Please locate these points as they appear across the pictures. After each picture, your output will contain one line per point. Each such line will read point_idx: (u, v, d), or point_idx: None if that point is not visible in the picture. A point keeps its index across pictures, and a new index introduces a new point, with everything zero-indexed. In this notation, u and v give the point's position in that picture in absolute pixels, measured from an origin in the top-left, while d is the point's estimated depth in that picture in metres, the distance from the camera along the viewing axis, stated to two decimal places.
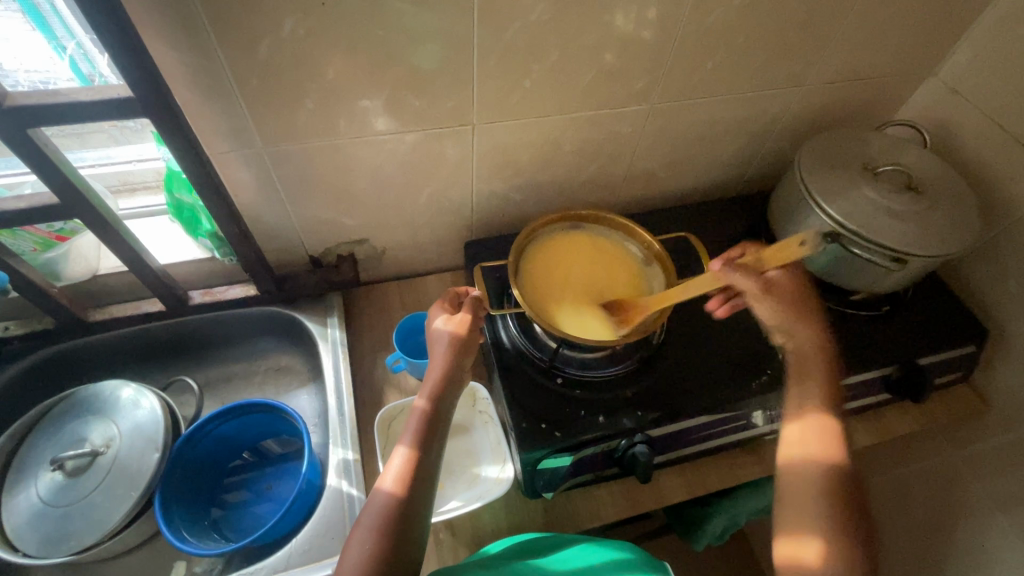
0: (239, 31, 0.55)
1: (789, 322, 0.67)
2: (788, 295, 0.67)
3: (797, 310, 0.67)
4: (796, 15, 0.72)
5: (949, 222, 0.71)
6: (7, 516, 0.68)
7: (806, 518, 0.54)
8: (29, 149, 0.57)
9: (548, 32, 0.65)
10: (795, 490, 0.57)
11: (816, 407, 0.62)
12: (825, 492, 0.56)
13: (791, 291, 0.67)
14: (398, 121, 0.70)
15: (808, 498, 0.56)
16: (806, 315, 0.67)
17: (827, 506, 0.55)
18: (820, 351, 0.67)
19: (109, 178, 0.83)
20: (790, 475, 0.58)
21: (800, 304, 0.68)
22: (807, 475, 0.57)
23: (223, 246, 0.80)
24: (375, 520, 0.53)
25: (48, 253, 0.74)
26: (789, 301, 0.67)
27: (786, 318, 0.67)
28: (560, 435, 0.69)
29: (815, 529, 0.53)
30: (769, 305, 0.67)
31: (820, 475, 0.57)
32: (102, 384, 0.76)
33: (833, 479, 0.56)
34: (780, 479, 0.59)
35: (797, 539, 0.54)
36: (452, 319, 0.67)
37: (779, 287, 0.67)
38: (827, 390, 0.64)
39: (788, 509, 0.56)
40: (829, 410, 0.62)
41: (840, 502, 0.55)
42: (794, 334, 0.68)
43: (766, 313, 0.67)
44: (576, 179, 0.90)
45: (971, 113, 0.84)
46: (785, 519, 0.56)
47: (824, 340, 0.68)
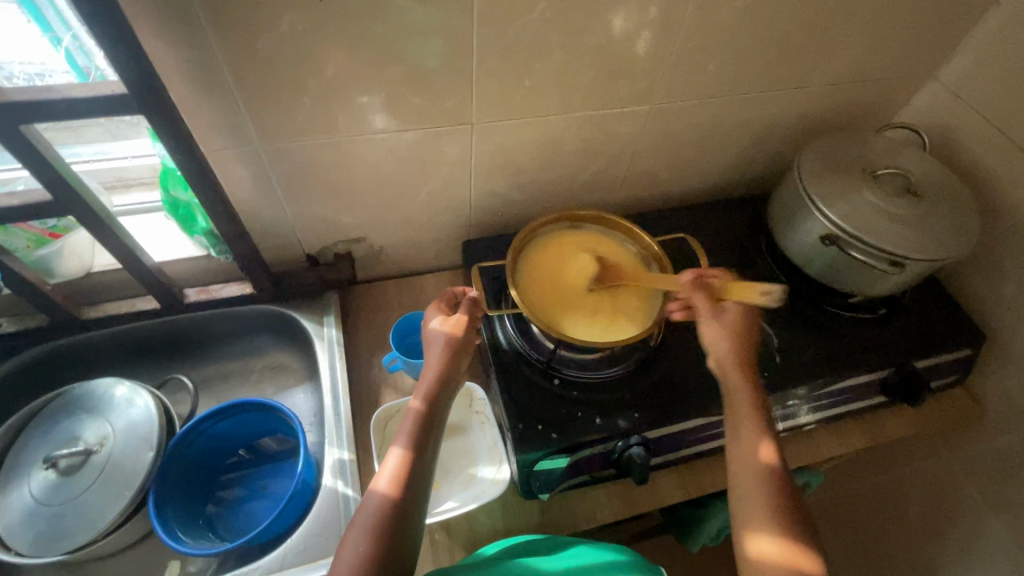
0: (236, 27, 0.55)
1: (725, 355, 0.65)
2: (732, 330, 0.65)
3: (738, 344, 0.65)
4: (798, 16, 0.72)
5: (948, 226, 0.71)
6: (0, 515, 0.68)
7: (762, 515, 0.54)
8: (21, 145, 0.56)
9: (549, 31, 0.64)
10: (747, 490, 0.56)
11: (761, 412, 0.61)
12: (777, 489, 0.55)
13: (736, 331, 0.65)
14: (397, 120, 0.69)
15: (762, 496, 0.55)
16: (742, 350, 0.65)
17: (782, 504, 0.54)
18: (743, 363, 0.65)
19: (104, 174, 0.82)
20: (743, 474, 0.57)
21: (744, 338, 0.66)
22: (759, 472, 0.56)
23: (220, 244, 0.79)
24: (369, 521, 0.53)
25: (41, 251, 0.73)
26: (732, 332, 0.65)
27: (726, 349, 0.65)
28: (556, 437, 0.69)
29: (773, 527, 0.53)
30: (714, 330, 0.65)
31: (770, 472, 0.56)
32: (96, 381, 0.76)
33: (782, 477, 0.56)
34: (733, 478, 0.58)
35: (755, 538, 0.53)
36: (448, 320, 0.67)
37: (728, 317, 0.66)
38: (756, 389, 0.64)
39: (743, 508, 0.55)
40: (762, 410, 0.62)
41: (790, 498, 0.55)
42: (718, 359, 0.65)
43: (706, 336, 0.66)
44: (576, 180, 0.89)
45: (972, 117, 0.84)
46: (742, 519, 0.55)
47: (747, 353, 0.65)
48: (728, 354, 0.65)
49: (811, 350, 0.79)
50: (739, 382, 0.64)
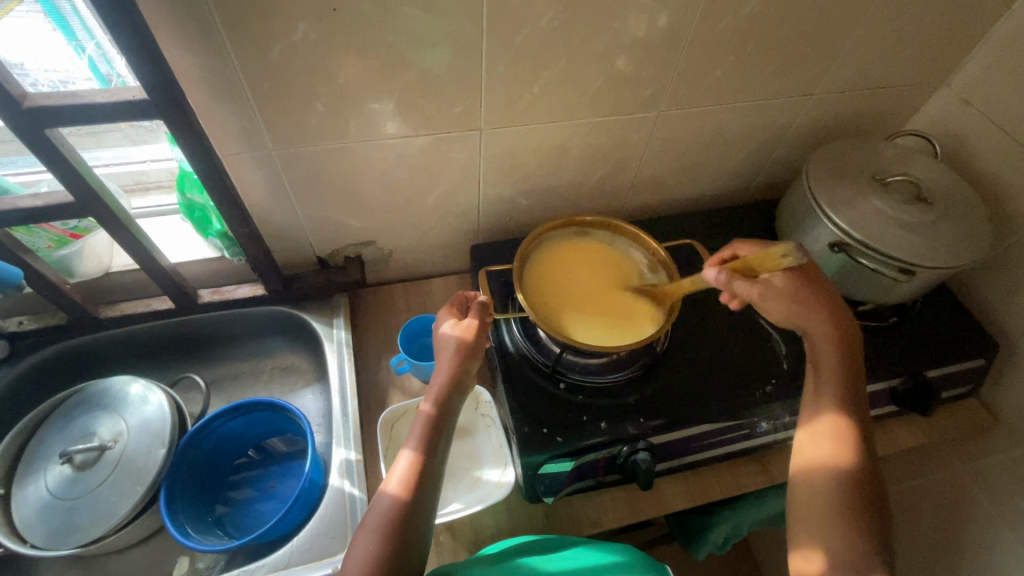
0: (252, 34, 0.56)
1: (814, 322, 0.66)
2: (793, 294, 0.66)
3: (813, 301, 0.66)
4: (806, 24, 0.72)
5: (958, 234, 0.71)
6: (18, 507, 0.70)
7: (818, 521, 0.54)
8: (44, 148, 0.58)
9: (558, 38, 0.65)
10: (806, 496, 0.57)
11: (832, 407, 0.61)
12: (840, 495, 0.55)
13: (797, 292, 0.66)
14: (408, 125, 0.70)
15: (820, 502, 0.55)
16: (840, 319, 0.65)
17: (839, 510, 0.54)
18: (835, 349, 0.64)
19: (124, 177, 0.85)
20: (805, 478, 0.58)
21: (818, 292, 0.67)
22: (822, 476, 0.56)
23: (233, 246, 0.81)
24: (380, 521, 0.54)
25: (62, 251, 0.75)
26: (799, 296, 0.66)
27: (807, 310, 0.66)
28: (561, 440, 0.69)
29: (827, 534, 0.53)
30: (776, 306, 0.67)
31: (833, 477, 0.56)
32: (111, 379, 0.78)
33: (847, 481, 0.56)
34: (796, 485, 0.59)
35: (805, 547, 0.54)
36: (459, 324, 0.68)
37: (778, 287, 0.66)
38: (844, 377, 0.62)
39: (802, 515, 0.56)
40: (846, 407, 0.60)
41: (855, 504, 0.54)
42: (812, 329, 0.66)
43: (773, 314, 0.67)
44: (583, 186, 0.90)
45: (985, 124, 0.84)
46: (799, 524, 0.55)
47: (842, 340, 0.65)
48: (816, 335, 0.65)
49: None
50: (824, 374, 0.63)
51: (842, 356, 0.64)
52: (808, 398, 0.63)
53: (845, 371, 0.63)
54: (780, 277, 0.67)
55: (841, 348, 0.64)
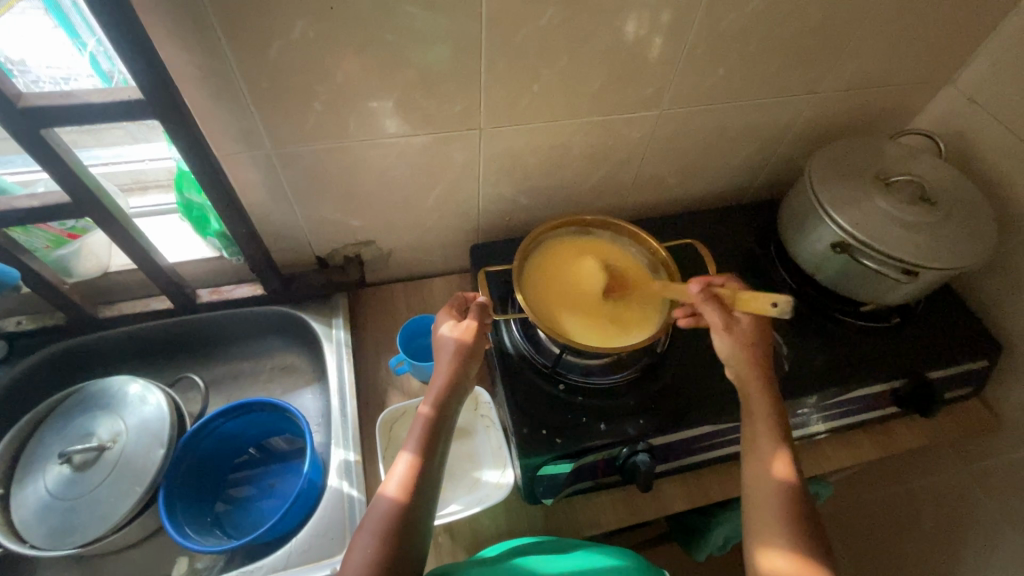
0: (249, 33, 0.56)
1: (740, 363, 0.64)
2: (744, 337, 0.64)
3: (756, 351, 0.64)
4: (810, 22, 0.71)
5: (962, 235, 0.70)
6: (17, 507, 0.70)
7: (773, 529, 0.53)
8: (41, 149, 0.58)
9: (558, 36, 0.65)
10: (758, 507, 0.56)
11: (765, 425, 0.60)
12: (789, 504, 0.54)
13: (750, 339, 0.64)
14: (407, 124, 0.70)
15: (772, 513, 0.54)
16: (757, 355, 0.64)
17: (793, 521, 0.53)
18: (760, 376, 0.64)
19: (122, 177, 0.85)
20: (755, 491, 0.57)
21: (759, 342, 0.65)
22: (770, 488, 0.56)
23: (232, 246, 0.81)
24: (377, 524, 0.54)
25: (60, 251, 0.75)
26: (747, 343, 0.64)
27: (745, 358, 0.64)
28: (560, 442, 0.69)
29: (785, 543, 0.52)
30: (727, 342, 0.64)
31: (784, 490, 0.55)
32: (110, 379, 0.77)
33: (796, 495, 0.55)
34: (747, 496, 0.58)
35: (763, 554, 0.52)
36: (458, 326, 0.68)
37: (740, 326, 0.64)
38: (771, 395, 0.63)
39: (756, 525, 0.54)
40: (779, 423, 0.61)
41: (804, 517, 0.54)
42: (735, 367, 0.65)
43: (721, 348, 0.65)
44: (583, 186, 0.89)
45: (990, 123, 0.83)
46: (754, 533, 0.54)
47: (766, 372, 0.64)
48: (746, 371, 0.64)
49: (821, 359, 0.78)
50: (753, 396, 0.63)
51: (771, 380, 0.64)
52: (749, 414, 0.62)
53: (768, 392, 0.63)
54: (746, 319, 0.65)
55: (767, 381, 0.64)
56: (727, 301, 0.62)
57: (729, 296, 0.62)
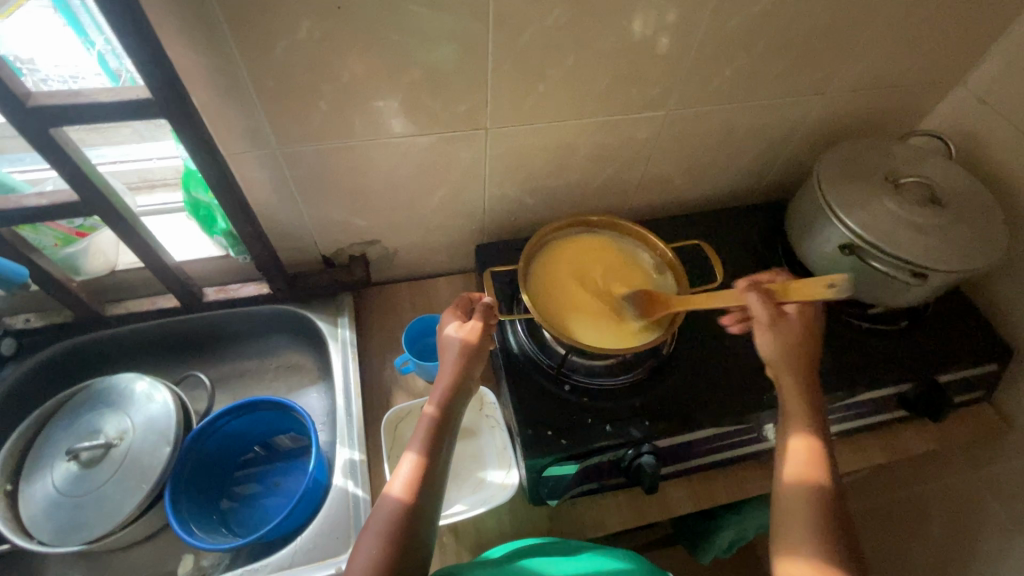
0: (256, 33, 0.56)
1: (780, 365, 0.63)
2: (790, 335, 0.64)
3: (798, 352, 0.64)
4: (819, 22, 0.71)
5: (973, 238, 0.69)
6: (25, 504, 0.70)
7: (799, 534, 0.52)
8: (49, 147, 0.58)
9: (564, 36, 0.64)
10: (785, 511, 0.55)
11: (802, 431, 0.60)
12: (817, 509, 0.54)
13: (797, 337, 0.64)
14: (413, 123, 0.70)
15: (798, 516, 0.54)
16: (802, 357, 0.64)
17: (820, 525, 0.53)
18: (805, 379, 0.63)
19: (129, 175, 0.85)
20: (783, 495, 0.56)
21: (807, 342, 0.64)
22: (798, 492, 0.55)
23: (237, 245, 0.81)
24: (383, 525, 0.54)
25: (68, 249, 0.76)
26: (792, 342, 0.64)
27: (785, 357, 0.63)
28: (566, 443, 0.69)
29: (809, 549, 0.51)
30: (769, 339, 0.64)
31: (812, 494, 0.55)
32: (116, 376, 0.78)
33: (824, 500, 0.54)
34: (773, 501, 0.57)
35: (787, 559, 0.52)
36: (463, 326, 0.67)
37: (787, 323, 0.64)
38: (812, 401, 0.62)
39: (781, 529, 0.54)
40: (817, 429, 0.60)
41: (831, 521, 0.53)
42: (778, 368, 0.64)
43: (764, 346, 0.64)
44: (589, 186, 0.89)
45: (1001, 124, 0.82)
46: (777, 538, 0.54)
47: (811, 377, 0.64)
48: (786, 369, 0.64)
49: (827, 361, 0.78)
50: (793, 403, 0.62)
51: (812, 389, 0.63)
52: (785, 418, 0.62)
53: (812, 399, 0.62)
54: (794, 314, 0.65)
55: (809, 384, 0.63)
56: (778, 293, 0.62)
57: (780, 290, 0.63)
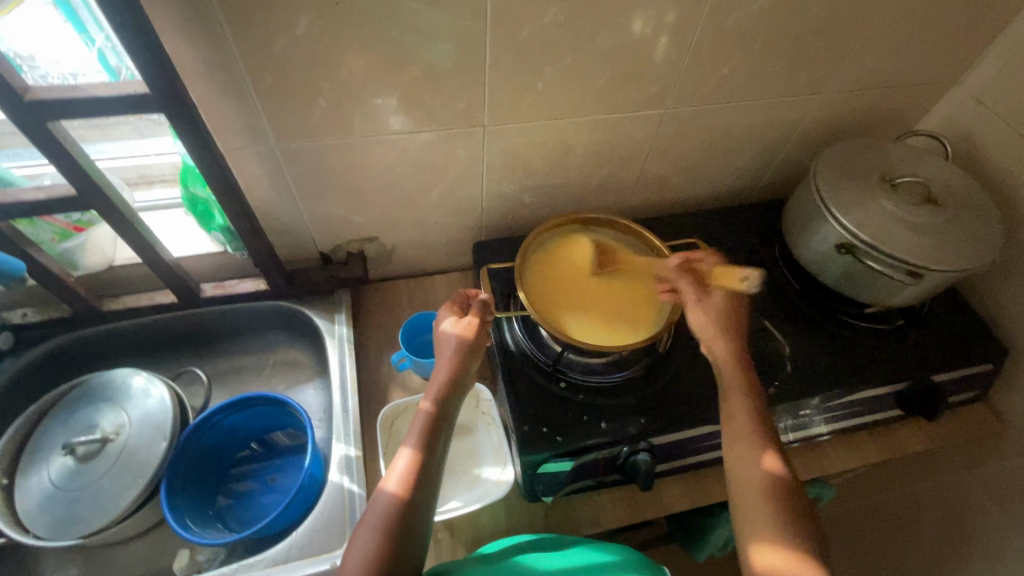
0: (254, 29, 0.56)
1: (712, 339, 0.66)
2: (719, 312, 0.67)
3: (726, 327, 0.67)
4: (816, 21, 0.71)
5: (968, 237, 0.69)
6: (21, 498, 0.70)
7: (761, 519, 0.53)
8: (47, 142, 0.58)
9: (562, 34, 0.65)
10: (745, 498, 0.55)
11: (749, 415, 0.61)
12: (776, 493, 0.54)
13: (725, 314, 0.67)
14: (411, 121, 0.70)
15: (761, 503, 0.54)
16: (731, 333, 0.66)
17: (783, 513, 0.53)
18: (735, 358, 0.65)
19: (129, 171, 0.85)
20: (741, 482, 0.56)
21: (733, 322, 0.67)
22: (756, 478, 0.56)
23: (235, 241, 0.81)
24: (379, 520, 0.54)
25: (65, 244, 0.76)
26: (721, 317, 0.67)
27: (717, 332, 0.66)
28: (561, 440, 0.69)
29: (772, 534, 0.51)
30: (701, 316, 0.67)
31: (773, 481, 0.55)
32: (114, 371, 0.78)
33: (783, 483, 0.55)
34: (734, 487, 0.57)
35: (755, 548, 0.51)
36: (460, 322, 0.68)
37: (715, 302, 0.67)
38: (748, 380, 0.64)
39: (744, 517, 0.54)
40: (759, 411, 0.61)
41: (793, 508, 0.53)
42: (710, 344, 0.67)
43: (696, 322, 0.67)
44: (587, 184, 0.89)
45: (997, 125, 0.82)
46: (745, 527, 0.53)
47: (743, 357, 0.66)
48: (720, 347, 0.66)
49: (823, 360, 0.78)
50: (733, 387, 0.64)
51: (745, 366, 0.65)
52: (727, 403, 0.63)
53: (749, 380, 0.64)
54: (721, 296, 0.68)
55: (741, 363, 0.65)
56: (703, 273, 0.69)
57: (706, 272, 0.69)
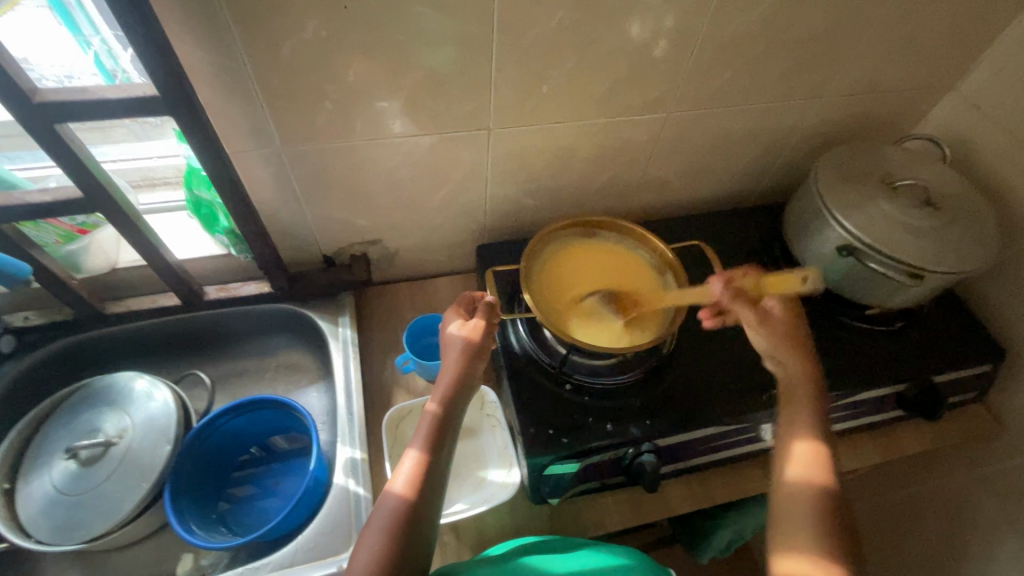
0: (263, 33, 0.56)
1: (786, 359, 0.65)
2: (783, 327, 0.66)
3: (794, 343, 0.66)
4: (817, 27, 0.72)
5: (966, 240, 0.70)
6: (22, 503, 0.70)
7: (799, 531, 0.52)
8: (54, 144, 0.58)
9: (567, 38, 0.65)
10: (786, 508, 0.55)
11: (809, 431, 0.60)
12: (822, 508, 0.54)
13: (786, 329, 0.66)
14: (415, 124, 0.70)
15: (804, 515, 0.54)
16: (802, 349, 0.66)
17: (815, 522, 0.53)
18: (811, 377, 0.64)
19: (131, 174, 0.85)
20: (782, 491, 0.56)
21: (800, 338, 0.66)
22: (800, 488, 0.56)
23: (240, 243, 0.81)
24: (386, 521, 0.54)
25: (69, 247, 0.75)
26: (783, 333, 0.66)
27: (784, 349, 0.65)
28: (567, 442, 0.69)
29: (808, 545, 0.51)
30: (763, 335, 0.66)
31: (819, 498, 0.54)
32: (116, 375, 0.78)
33: (830, 499, 0.55)
34: (773, 498, 0.57)
35: (783, 555, 0.52)
36: (466, 325, 0.68)
37: (774, 317, 0.66)
38: (819, 400, 0.63)
39: (782, 525, 0.54)
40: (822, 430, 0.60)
41: (830, 521, 0.53)
42: (782, 362, 0.66)
43: (760, 342, 0.67)
44: (590, 188, 0.90)
45: (993, 129, 0.83)
46: (779, 534, 0.54)
47: (818, 375, 0.65)
48: (794, 365, 0.65)
49: (824, 362, 0.79)
50: (801, 403, 0.63)
51: (817, 381, 0.64)
52: (788, 417, 0.62)
53: (818, 400, 0.63)
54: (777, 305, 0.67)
55: (818, 382, 0.64)
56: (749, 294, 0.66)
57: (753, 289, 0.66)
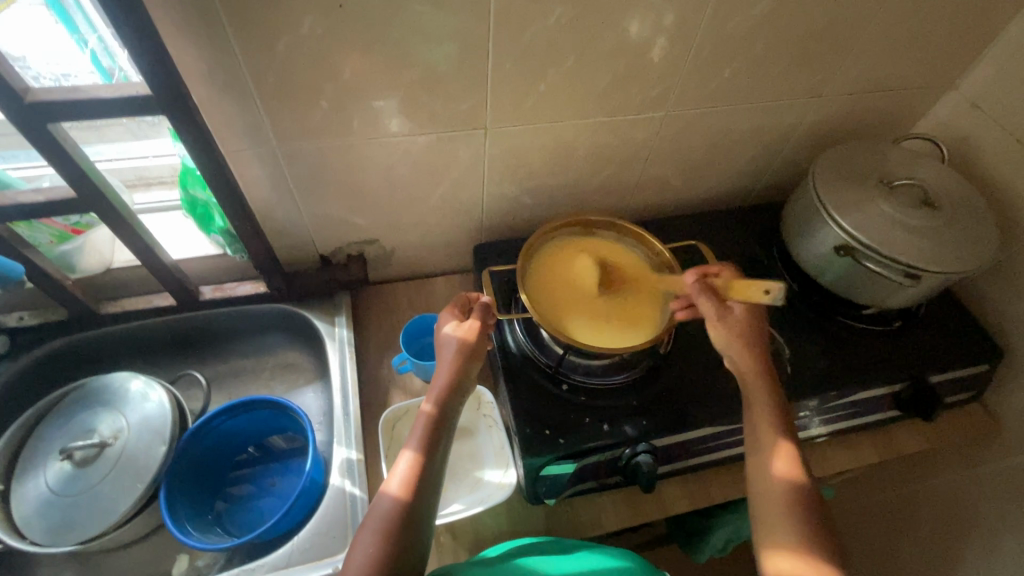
0: (258, 32, 0.56)
1: (737, 353, 0.66)
2: (741, 326, 0.66)
3: (748, 339, 0.66)
4: (815, 25, 0.72)
5: (963, 239, 0.70)
6: (17, 504, 0.70)
7: (780, 529, 0.53)
8: (47, 144, 0.57)
9: (564, 36, 0.65)
10: (765, 509, 0.55)
11: (773, 424, 0.60)
12: (796, 503, 0.54)
13: (743, 327, 0.66)
14: (412, 123, 0.70)
15: (783, 513, 0.54)
16: (751, 344, 0.66)
17: (802, 520, 0.53)
18: (761, 369, 0.65)
19: (126, 173, 0.85)
20: (761, 491, 0.57)
21: (752, 334, 0.66)
22: (775, 486, 0.56)
23: (235, 243, 0.81)
24: (381, 523, 0.53)
25: (63, 247, 0.75)
26: (739, 332, 0.66)
27: (738, 348, 0.65)
28: (564, 442, 0.69)
29: (792, 544, 0.51)
30: (722, 333, 0.66)
31: (795, 495, 0.55)
32: (111, 375, 0.77)
33: (802, 492, 0.55)
34: (754, 496, 0.57)
35: (773, 556, 0.52)
36: (461, 326, 0.67)
37: (735, 317, 0.66)
38: (774, 391, 0.63)
39: (766, 525, 0.54)
40: (784, 422, 0.61)
41: (813, 518, 0.53)
42: (732, 356, 0.66)
43: (717, 340, 0.66)
44: (587, 187, 0.90)
45: (992, 128, 0.83)
46: (764, 536, 0.54)
47: (768, 365, 0.65)
48: (748, 360, 0.65)
49: (822, 362, 0.78)
50: (759, 397, 0.63)
51: (768, 371, 0.65)
52: (751, 412, 0.63)
53: (775, 390, 0.63)
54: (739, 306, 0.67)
55: (768, 373, 0.64)
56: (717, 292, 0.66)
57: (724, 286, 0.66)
